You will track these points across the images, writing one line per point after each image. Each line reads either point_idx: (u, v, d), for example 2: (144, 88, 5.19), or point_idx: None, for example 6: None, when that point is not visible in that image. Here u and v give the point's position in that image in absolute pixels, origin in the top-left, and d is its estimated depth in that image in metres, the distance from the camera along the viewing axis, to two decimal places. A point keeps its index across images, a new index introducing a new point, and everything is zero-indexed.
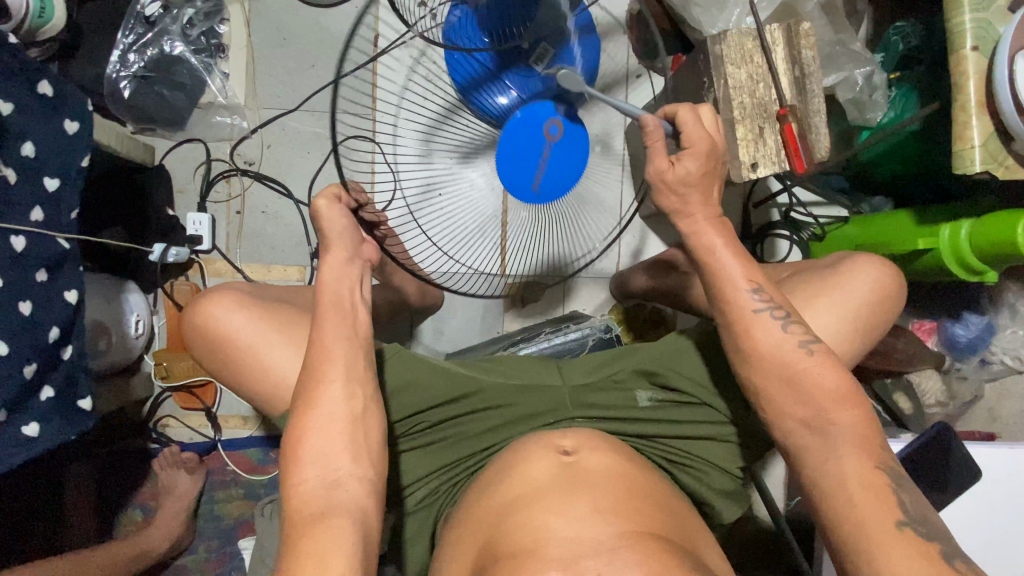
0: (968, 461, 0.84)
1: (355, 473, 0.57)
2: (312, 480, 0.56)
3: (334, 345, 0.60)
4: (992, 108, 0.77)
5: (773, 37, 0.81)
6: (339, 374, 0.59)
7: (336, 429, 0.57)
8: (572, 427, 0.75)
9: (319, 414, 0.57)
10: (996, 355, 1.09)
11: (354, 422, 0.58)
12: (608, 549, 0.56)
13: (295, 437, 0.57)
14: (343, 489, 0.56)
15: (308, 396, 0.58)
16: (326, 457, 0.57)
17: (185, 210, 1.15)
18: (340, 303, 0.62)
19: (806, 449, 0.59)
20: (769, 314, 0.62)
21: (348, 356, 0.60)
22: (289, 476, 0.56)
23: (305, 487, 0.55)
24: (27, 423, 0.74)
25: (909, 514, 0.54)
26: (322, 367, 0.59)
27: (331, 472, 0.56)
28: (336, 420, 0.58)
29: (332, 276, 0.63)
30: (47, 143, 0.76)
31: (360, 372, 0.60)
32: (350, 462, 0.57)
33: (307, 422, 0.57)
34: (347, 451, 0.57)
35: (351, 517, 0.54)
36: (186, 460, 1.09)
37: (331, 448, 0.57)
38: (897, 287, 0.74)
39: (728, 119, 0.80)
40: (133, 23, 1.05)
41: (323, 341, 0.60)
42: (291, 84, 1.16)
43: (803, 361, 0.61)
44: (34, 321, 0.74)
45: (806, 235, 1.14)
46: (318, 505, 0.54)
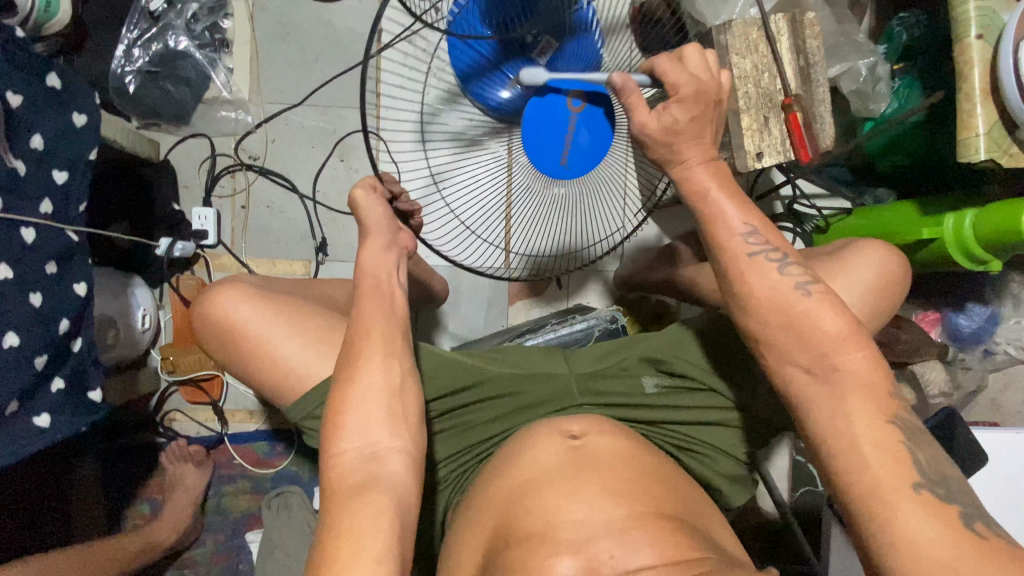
0: (976, 448, 0.84)
1: (397, 446, 0.57)
2: (352, 453, 0.56)
3: (373, 322, 0.61)
4: (997, 96, 0.77)
5: (778, 26, 0.82)
6: (380, 352, 0.60)
7: (377, 402, 0.58)
8: (579, 415, 0.75)
9: (360, 389, 0.58)
10: (1001, 346, 1.10)
11: (390, 393, 0.59)
12: (618, 530, 0.57)
13: (335, 410, 0.57)
14: (382, 463, 0.56)
15: (351, 371, 0.59)
16: (363, 429, 0.57)
17: (190, 205, 1.15)
18: (374, 287, 0.64)
19: (814, 401, 0.58)
20: (765, 255, 0.61)
21: (384, 328, 0.61)
22: (327, 450, 0.56)
23: (346, 460, 0.56)
24: (38, 414, 0.74)
25: (925, 476, 0.53)
26: (363, 343, 0.60)
27: (371, 444, 0.56)
28: (375, 395, 0.58)
29: (370, 260, 0.65)
30: (55, 136, 0.76)
31: (397, 347, 0.61)
32: (387, 437, 0.57)
33: (351, 398, 0.57)
34: (386, 423, 0.57)
35: (390, 494, 0.54)
36: (193, 453, 1.10)
37: (367, 419, 0.57)
38: (901, 270, 0.75)
39: (733, 108, 0.81)
40: (138, 18, 1.06)
41: (366, 322, 0.61)
42: (294, 79, 1.17)
43: (802, 301, 0.59)
44: (44, 312, 0.75)
45: (809, 227, 1.14)
46: (359, 477, 0.55)
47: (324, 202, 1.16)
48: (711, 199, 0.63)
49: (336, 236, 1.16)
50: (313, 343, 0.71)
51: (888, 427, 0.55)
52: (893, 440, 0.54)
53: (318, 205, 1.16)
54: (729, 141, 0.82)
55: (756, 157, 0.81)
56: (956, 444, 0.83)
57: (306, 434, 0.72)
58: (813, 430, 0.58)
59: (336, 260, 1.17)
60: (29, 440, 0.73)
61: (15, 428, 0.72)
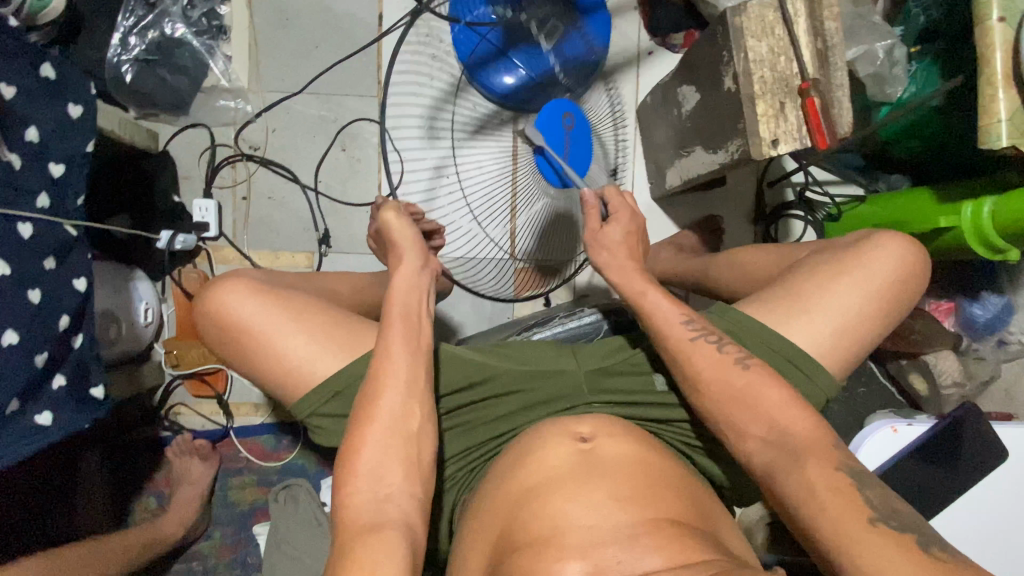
0: (990, 442, 0.82)
1: (407, 489, 0.58)
2: (363, 494, 0.57)
3: (396, 360, 0.62)
4: (1020, 81, 0.74)
5: (795, 8, 0.78)
6: (400, 392, 0.61)
7: (393, 444, 0.59)
8: (589, 413, 0.74)
9: (378, 429, 0.59)
10: (1014, 336, 1.08)
11: (407, 438, 0.60)
12: (626, 535, 0.56)
13: (351, 450, 0.58)
14: (393, 504, 0.56)
15: (369, 411, 0.60)
16: (378, 471, 0.58)
17: (191, 196, 1.14)
18: (409, 317, 0.66)
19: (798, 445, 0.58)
20: (705, 339, 0.66)
21: (409, 368, 0.62)
22: (341, 487, 0.57)
23: (358, 500, 0.56)
24: (40, 412, 0.73)
25: (878, 511, 0.52)
26: (384, 380, 0.61)
27: (385, 485, 0.57)
28: (393, 437, 0.59)
29: (400, 295, 0.67)
30: (49, 128, 0.74)
31: (419, 388, 0.62)
32: (400, 476, 0.58)
33: (366, 437, 0.59)
34: (400, 466, 0.58)
35: (401, 531, 0.54)
36: (199, 448, 1.09)
37: (385, 459, 0.58)
38: (921, 265, 0.73)
39: (748, 94, 0.77)
40: (134, 5, 1.03)
41: (390, 360, 0.62)
42: (294, 65, 1.14)
43: (743, 377, 0.63)
44: (44, 309, 0.73)
45: (821, 215, 1.12)
46: (369, 519, 0.55)
47: (326, 193, 1.14)
48: (649, 297, 0.70)
49: (339, 228, 1.15)
50: (320, 341, 0.70)
51: (838, 470, 0.55)
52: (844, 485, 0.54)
53: (320, 195, 1.14)
54: (743, 128, 0.78)
55: (771, 145, 0.78)
56: (967, 443, 0.82)
57: (314, 431, 0.71)
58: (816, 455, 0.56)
59: (340, 252, 1.15)
60: (32, 438, 0.72)
61: (18, 426, 0.71)
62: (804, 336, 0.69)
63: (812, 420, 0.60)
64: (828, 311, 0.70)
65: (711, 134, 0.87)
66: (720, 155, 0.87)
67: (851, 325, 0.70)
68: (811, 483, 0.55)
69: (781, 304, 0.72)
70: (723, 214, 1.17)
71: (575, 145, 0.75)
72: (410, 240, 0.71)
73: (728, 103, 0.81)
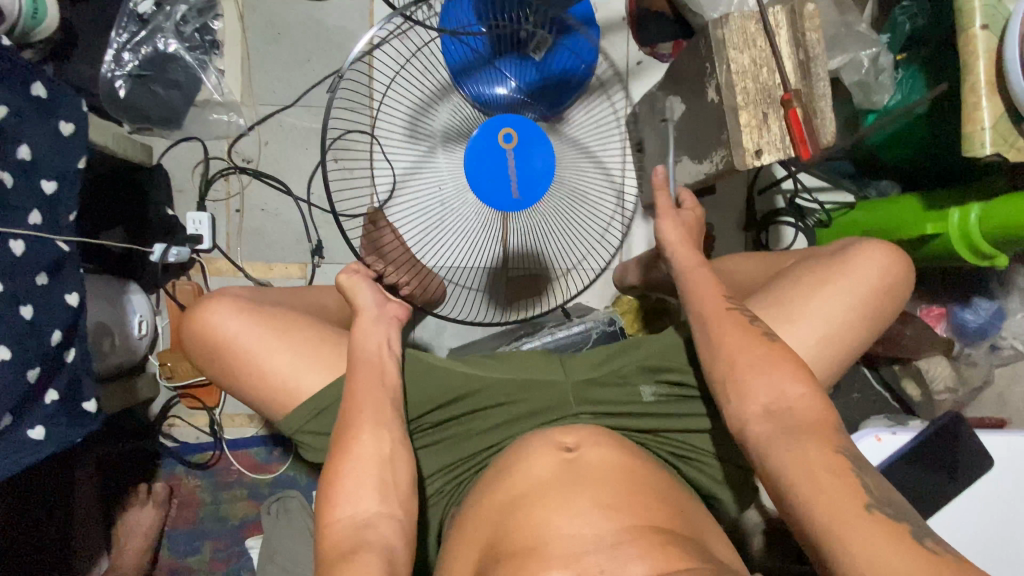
0: (977, 448, 0.82)
1: (386, 512, 0.59)
2: (344, 520, 0.58)
3: (364, 395, 0.64)
4: (1002, 89, 0.75)
5: (777, 19, 0.79)
6: (372, 420, 0.63)
7: (368, 470, 0.60)
8: (575, 424, 0.74)
9: (352, 461, 0.60)
10: (1007, 340, 1.06)
11: (380, 463, 0.61)
12: (609, 544, 0.56)
13: (329, 481, 0.60)
14: (374, 529, 0.57)
15: (344, 444, 0.61)
16: (355, 500, 0.59)
17: (185, 209, 1.14)
18: (378, 353, 0.69)
19: (800, 422, 0.58)
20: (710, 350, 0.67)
21: (378, 401, 0.64)
22: (322, 517, 0.59)
23: (338, 527, 0.57)
24: (32, 426, 0.74)
25: (873, 495, 0.52)
26: (354, 415, 0.63)
27: (361, 512, 0.58)
28: (367, 464, 0.60)
29: (367, 336, 0.70)
30: (41, 146, 0.75)
31: (387, 417, 0.64)
32: (376, 503, 0.59)
33: (343, 469, 0.60)
34: (376, 491, 0.60)
35: (379, 553, 0.55)
36: (155, 494, 1.09)
37: (360, 487, 0.59)
38: (904, 272, 0.73)
39: (732, 105, 0.79)
40: (127, 21, 1.05)
41: (358, 395, 0.64)
42: (286, 78, 1.15)
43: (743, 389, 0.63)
44: (35, 325, 0.74)
45: (812, 222, 1.13)
46: (347, 544, 0.56)
47: (319, 204, 1.15)
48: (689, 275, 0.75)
49: (332, 239, 1.15)
50: (303, 360, 0.70)
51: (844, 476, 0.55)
52: None
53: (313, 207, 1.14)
54: (727, 139, 0.80)
55: (755, 155, 0.79)
56: (958, 448, 0.82)
57: (301, 446, 0.71)
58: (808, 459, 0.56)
59: (332, 263, 1.16)
60: (25, 453, 0.72)
61: (10, 441, 0.72)
62: (790, 344, 0.70)
63: None
64: (813, 320, 0.70)
65: (698, 144, 0.88)
66: (706, 164, 0.87)
67: (835, 333, 0.70)
68: (808, 471, 0.54)
69: (767, 312, 0.72)
70: (714, 222, 1.18)
71: (520, 166, 0.76)
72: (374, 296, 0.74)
73: (712, 113, 0.83)
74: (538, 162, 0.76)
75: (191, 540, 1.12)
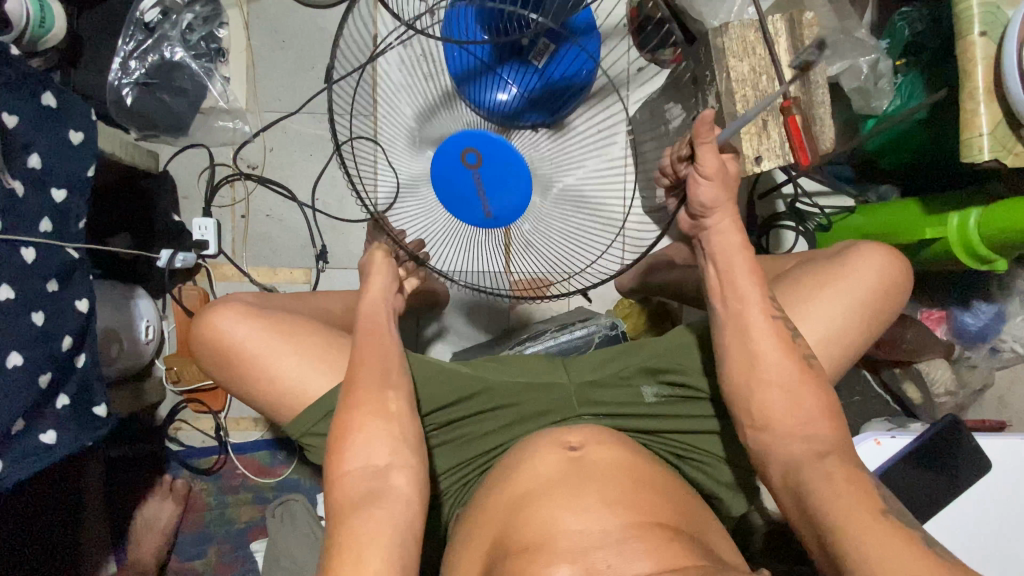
0: (976, 450, 0.83)
1: (396, 463, 0.61)
2: (355, 471, 0.60)
3: (370, 357, 0.65)
4: (1001, 94, 0.76)
5: (776, 27, 0.80)
6: (377, 374, 0.64)
7: (373, 423, 0.61)
8: (580, 424, 0.75)
9: (361, 415, 0.61)
10: (1007, 343, 1.07)
11: (389, 420, 0.62)
12: (616, 540, 0.57)
13: (338, 436, 0.61)
14: (386, 480, 0.59)
15: (349, 400, 0.62)
16: (366, 454, 0.60)
17: (191, 215, 1.15)
18: (380, 317, 0.70)
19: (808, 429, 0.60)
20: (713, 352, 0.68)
21: (382, 363, 0.65)
22: (332, 471, 0.60)
23: (350, 479, 0.59)
24: (44, 431, 0.75)
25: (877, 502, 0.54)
26: (358, 375, 0.64)
27: (374, 463, 0.60)
28: (375, 420, 0.62)
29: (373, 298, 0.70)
30: (51, 155, 0.77)
31: (393, 378, 0.65)
32: (389, 458, 0.61)
33: (353, 423, 0.61)
34: (387, 444, 0.61)
35: (395, 505, 0.58)
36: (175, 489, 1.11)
37: (372, 441, 0.61)
38: (902, 275, 0.74)
39: (730, 112, 0.80)
40: (133, 30, 1.05)
41: (360, 354, 0.66)
42: (290, 86, 1.17)
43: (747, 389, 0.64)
44: (47, 331, 0.75)
45: (812, 225, 1.14)
46: (361, 492, 0.58)
47: (324, 210, 1.16)
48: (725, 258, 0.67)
49: (337, 244, 1.16)
50: (312, 362, 0.71)
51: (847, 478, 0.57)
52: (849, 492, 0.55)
53: (318, 213, 1.16)
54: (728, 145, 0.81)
55: (755, 161, 0.80)
56: (958, 450, 0.83)
57: (307, 450, 0.73)
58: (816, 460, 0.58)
59: (337, 268, 1.17)
60: (36, 457, 0.73)
61: (23, 445, 0.73)
62: None
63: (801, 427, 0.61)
64: (811, 323, 0.71)
65: None
66: None
67: (834, 336, 0.71)
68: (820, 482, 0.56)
69: None
70: None
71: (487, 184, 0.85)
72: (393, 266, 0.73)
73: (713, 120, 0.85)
74: (504, 177, 0.86)
75: (198, 543, 1.13)
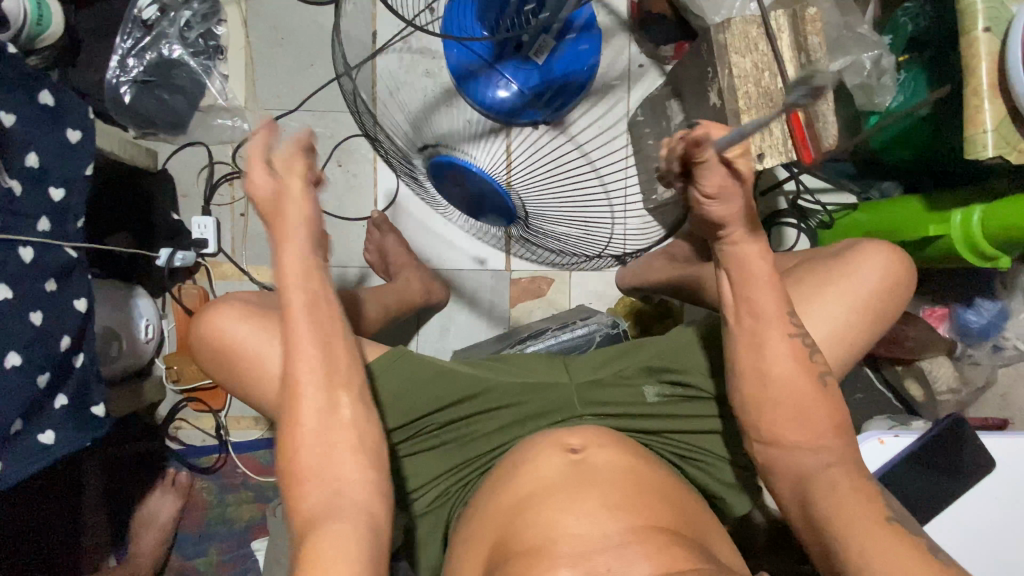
0: (979, 450, 0.82)
1: (355, 474, 0.56)
2: (311, 487, 0.56)
3: (306, 353, 0.56)
4: (1005, 91, 0.75)
5: (779, 23, 0.80)
6: (317, 361, 0.57)
7: (322, 435, 0.56)
8: (581, 425, 0.75)
9: (308, 426, 0.56)
10: (1010, 341, 1.06)
11: (341, 426, 0.57)
12: (617, 543, 0.57)
13: (290, 448, 0.56)
14: (343, 494, 0.55)
15: (292, 409, 0.56)
16: (320, 467, 0.56)
17: (190, 214, 1.14)
18: (302, 282, 0.57)
19: None
20: None
21: (323, 357, 0.57)
22: (289, 487, 0.56)
23: (306, 497, 0.55)
24: (42, 431, 0.75)
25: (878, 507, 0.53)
26: (299, 379, 0.56)
27: (333, 478, 0.56)
28: (324, 430, 0.56)
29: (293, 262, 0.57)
30: (48, 153, 0.76)
31: (340, 374, 0.58)
32: (349, 467, 0.56)
33: (301, 436, 0.56)
34: (346, 453, 0.57)
35: (356, 522, 0.54)
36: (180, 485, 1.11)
37: (324, 452, 0.56)
38: (907, 274, 0.73)
39: (733, 109, 0.80)
40: (132, 27, 1.04)
41: (294, 341, 0.56)
42: (290, 83, 1.15)
43: (749, 391, 0.64)
44: (45, 331, 0.75)
45: (814, 223, 1.14)
46: (319, 508, 0.55)
47: (323, 208, 1.14)
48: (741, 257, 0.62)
49: (337, 242, 1.14)
50: None
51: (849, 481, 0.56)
52: (852, 496, 0.55)
53: None
54: None
55: (758, 158, 0.80)
56: (960, 450, 0.82)
57: None
58: None
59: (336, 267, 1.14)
60: (33, 458, 0.73)
61: (22, 446, 0.73)
62: None
63: (803, 429, 0.61)
64: (814, 322, 0.70)
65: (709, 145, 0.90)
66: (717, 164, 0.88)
67: (838, 336, 0.70)
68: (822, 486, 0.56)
69: None
70: None
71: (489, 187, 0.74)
72: (313, 206, 0.57)
73: (715, 116, 0.85)
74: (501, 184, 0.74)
75: (198, 542, 1.13)
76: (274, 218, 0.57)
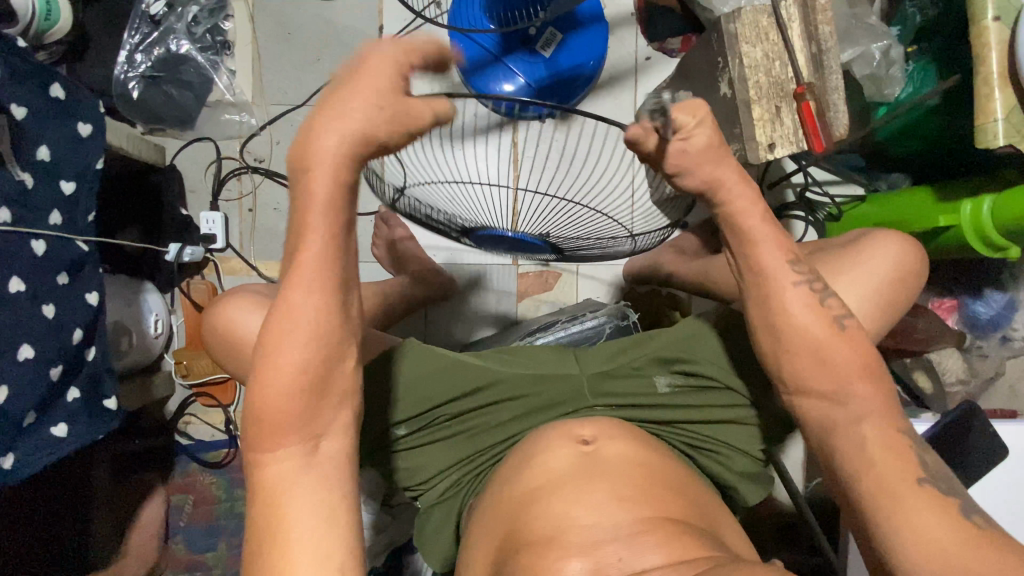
0: (990, 441, 0.82)
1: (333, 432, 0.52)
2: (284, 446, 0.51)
3: (305, 296, 0.50)
4: (1015, 79, 0.75)
5: (789, 13, 0.79)
6: (316, 292, 0.50)
7: (295, 392, 0.50)
8: (591, 416, 0.75)
9: (283, 377, 0.50)
10: (1017, 333, 1.07)
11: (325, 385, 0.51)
12: (627, 534, 0.57)
13: (258, 398, 0.50)
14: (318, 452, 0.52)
15: (269, 355, 0.50)
16: (289, 424, 0.50)
17: (198, 209, 1.15)
18: (334, 203, 0.50)
19: (825, 423, 0.59)
20: None
21: (325, 305, 0.50)
22: (259, 445, 0.51)
23: (277, 454, 0.51)
24: (56, 423, 0.75)
25: (890, 497, 0.53)
26: (287, 321, 0.50)
27: (314, 433, 0.52)
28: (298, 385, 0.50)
29: (324, 174, 0.49)
30: (60, 147, 0.76)
31: (341, 329, 0.52)
32: (334, 427, 0.53)
33: (274, 385, 0.50)
34: (335, 416, 0.53)
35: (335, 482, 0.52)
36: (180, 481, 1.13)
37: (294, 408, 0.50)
38: (918, 262, 0.73)
39: (744, 99, 0.80)
40: (139, 23, 1.06)
41: (302, 267, 0.50)
42: (296, 77, 1.14)
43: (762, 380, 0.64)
44: (58, 323, 0.75)
45: (822, 215, 1.12)
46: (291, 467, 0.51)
47: None
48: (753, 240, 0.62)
49: None
50: None
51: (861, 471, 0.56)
52: (867, 485, 0.55)
53: None
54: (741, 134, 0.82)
55: (769, 148, 0.81)
56: (972, 437, 0.82)
57: None
58: (836, 452, 0.58)
59: None
60: (45, 451, 0.73)
61: (34, 438, 0.73)
62: None
63: (815, 420, 0.61)
64: None
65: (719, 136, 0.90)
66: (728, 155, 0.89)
67: None
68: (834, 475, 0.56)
69: None
70: None
71: None
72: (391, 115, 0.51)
73: (726, 106, 0.85)
74: None
75: (207, 536, 1.14)
76: (336, 107, 0.49)
